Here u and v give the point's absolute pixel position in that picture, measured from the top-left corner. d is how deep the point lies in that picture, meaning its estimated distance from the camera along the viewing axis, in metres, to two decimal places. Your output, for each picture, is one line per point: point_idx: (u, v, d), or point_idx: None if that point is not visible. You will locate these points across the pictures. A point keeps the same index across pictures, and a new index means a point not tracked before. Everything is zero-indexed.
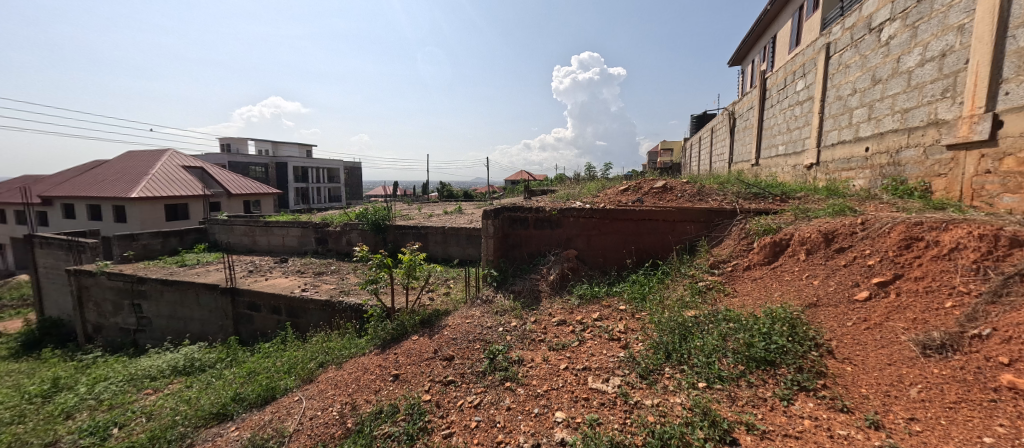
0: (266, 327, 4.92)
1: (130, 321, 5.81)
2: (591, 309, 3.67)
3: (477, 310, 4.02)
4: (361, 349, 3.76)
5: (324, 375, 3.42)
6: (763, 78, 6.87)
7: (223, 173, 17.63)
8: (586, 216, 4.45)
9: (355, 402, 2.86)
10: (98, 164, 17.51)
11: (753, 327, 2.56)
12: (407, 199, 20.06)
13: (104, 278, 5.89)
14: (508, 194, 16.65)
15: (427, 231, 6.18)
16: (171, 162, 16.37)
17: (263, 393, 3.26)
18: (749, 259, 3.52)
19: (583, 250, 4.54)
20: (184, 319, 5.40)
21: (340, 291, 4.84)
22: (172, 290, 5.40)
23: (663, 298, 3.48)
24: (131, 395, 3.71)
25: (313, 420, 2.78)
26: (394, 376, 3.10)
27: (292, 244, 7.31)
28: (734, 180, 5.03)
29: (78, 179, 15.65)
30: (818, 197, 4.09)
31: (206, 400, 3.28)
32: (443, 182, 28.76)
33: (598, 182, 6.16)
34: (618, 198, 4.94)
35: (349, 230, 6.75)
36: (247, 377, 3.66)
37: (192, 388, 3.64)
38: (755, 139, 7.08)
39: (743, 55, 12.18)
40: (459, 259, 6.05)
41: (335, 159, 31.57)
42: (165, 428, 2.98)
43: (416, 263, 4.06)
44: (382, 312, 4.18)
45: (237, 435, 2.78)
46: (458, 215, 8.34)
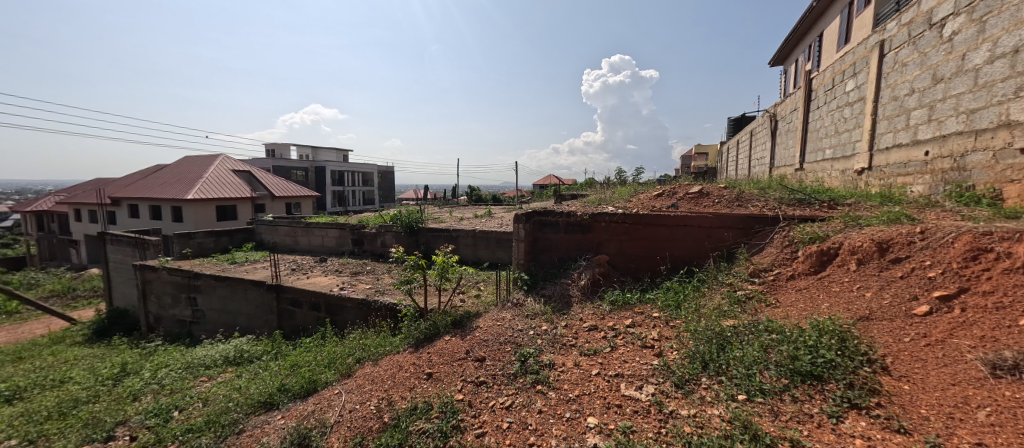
0: (306, 323, 5.16)
1: (187, 313, 6.25)
2: (623, 316, 3.62)
3: (508, 313, 4.04)
4: (395, 347, 3.88)
5: (362, 370, 3.54)
6: (808, 78, 6.55)
7: (266, 176, 18.65)
8: (618, 220, 4.40)
9: (392, 398, 2.94)
10: (158, 168, 18.97)
11: (799, 339, 2.44)
12: (438, 203, 20.48)
13: (165, 273, 6.36)
14: (538, 198, 16.74)
15: (458, 234, 6.30)
16: (221, 165, 17.52)
17: (306, 385, 3.42)
18: (793, 268, 3.36)
19: (614, 255, 4.49)
20: (234, 313, 5.76)
21: (376, 291, 5.01)
22: (223, 285, 5.77)
23: (700, 306, 3.38)
24: (188, 382, 3.99)
25: (352, 413, 2.89)
26: (428, 374, 3.18)
27: (330, 244, 7.63)
28: (777, 186, 4.82)
29: (140, 181, 17.03)
30: (870, 204, 3.86)
31: (255, 390, 3.48)
32: (471, 186, 29.19)
33: (630, 187, 6.07)
34: (652, 203, 4.85)
35: (384, 232, 6.98)
36: (291, 369, 3.85)
37: (241, 377, 3.87)
38: (800, 142, 6.75)
39: (786, 55, 11.67)
40: (489, 262, 6.13)
41: (368, 164, 32.71)
42: (220, 413, 3.19)
43: (449, 264, 4.13)
44: (415, 312, 4.29)
45: (283, 424, 2.93)
46: (488, 218, 8.45)
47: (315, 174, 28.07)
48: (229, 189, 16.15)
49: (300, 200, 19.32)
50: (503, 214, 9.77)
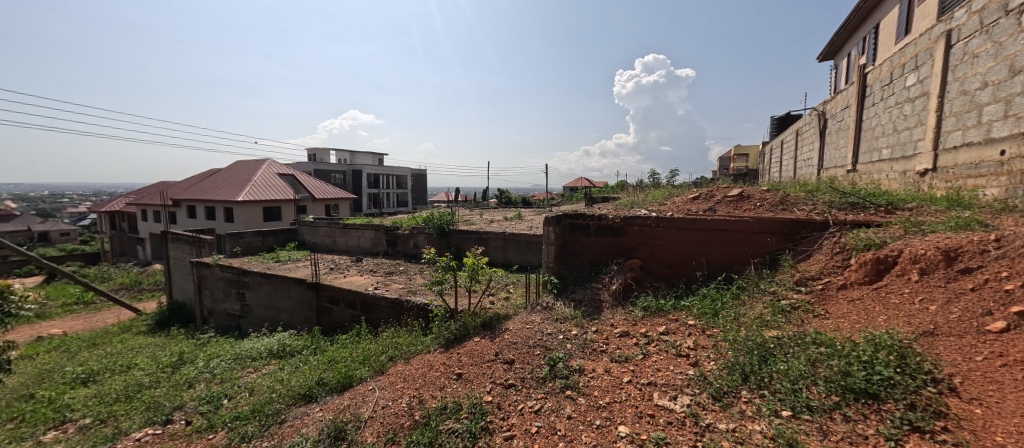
0: (343, 320, 5.37)
1: (236, 307, 6.68)
2: (656, 322, 3.51)
3: (537, 316, 4.03)
4: (426, 346, 3.96)
5: (394, 368, 3.65)
6: (861, 73, 6.11)
7: (308, 179, 19.66)
8: (652, 224, 4.28)
9: (422, 396, 3.00)
10: (211, 171, 20.44)
11: (851, 353, 2.27)
12: (470, 205, 20.79)
13: (217, 269, 6.83)
14: (569, 201, 16.62)
15: (487, 236, 6.36)
16: (268, 169, 18.65)
17: (342, 380, 3.56)
18: (844, 277, 3.13)
19: (647, 260, 4.38)
20: (278, 308, 6.09)
21: (408, 291, 5.14)
22: (268, 282, 6.13)
23: (739, 315, 3.22)
24: (236, 372, 4.26)
25: (385, 409, 2.97)
26: (457, 375, 3.22)
27: (365, 245, 7.91)
28: (826, 188, 4.53)
29: (197, 184, 18.45)
30: (935, 209, 3.54)
31: (296, 382, 3.66)
32: (502, 189, 29.45)
33: (664, 190, 5.90)
34: (687, 207, 4.68)
35: (417, 233, 7.16)
36: (328, 364, 4.02)
37: (283, 370, 4.09)
38: (852, 142, 6.29)
39: (837, 48, 10.93)
40: (518, 265, 6.14)
41: (402, 167, 33.73)
42: (264, 403, 3.37)
43: (479, 266, 4.17)
44: (446, 313, 4.36)
45: (320, 416, 3.06)
46: (517, 221, 8.49)
47: (352, 177, 29.26)
48: (274, 191, 17.16)
49: (338, 202, 20.19)
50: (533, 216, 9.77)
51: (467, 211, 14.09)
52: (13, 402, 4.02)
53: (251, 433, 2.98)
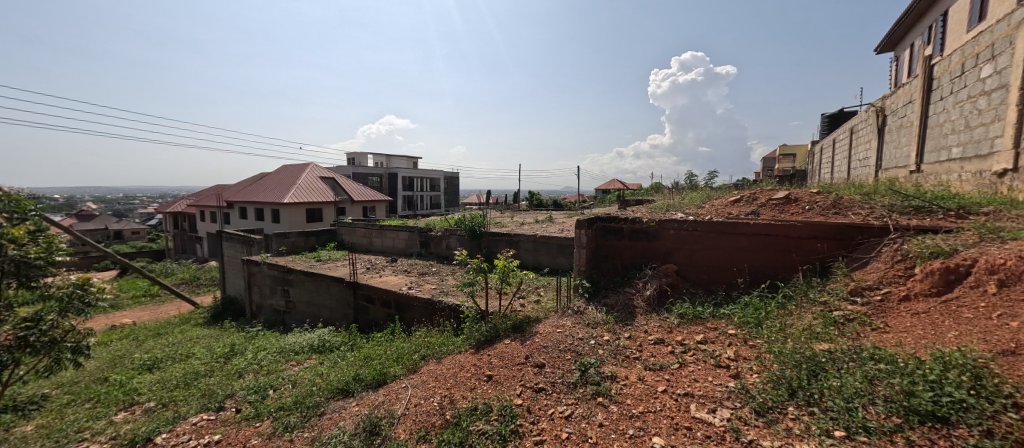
0: (378, 318, 5.56)
1: (281, 303, 7.08)
2: (693, 330, 3.36)
3: (568, 320, 3.98)
4: (458, 347, 4.02)
5: (426, 367, 3.72)
6: (927, 65, 5.58)
7: (347, 182, 20.57)
8: (689, 228, 4.12)
9: (453, 396, 3.05)
10: (260, 175, 21.85)
11: (916, 372, 2.05)
12: (501, 208, 20.94)
13: (265, 267, 7.28)
14: (602, 204, 16.35)
15: (519, 239, 6.38)
16: (311, 172, 19.71)
17: (377, 376, 3.68)
18: (908, 288, 2.86)
19: (683, 265, 4.21)
20: (318, 305, 6.40)
21: (440, 291, 5.24)
22: (310, 280, 6.46)
23: (785, 326, 3.02)
24: (281, 364, 4.51)
25: (417, 407, 3.04)
26: (488, 376, 3.23)
27: (400, 246, 8.16)
28: (886, 191, 4.17)
29: (248, 187, 19.80)
30: (1018, 213, 3.16)
31: (334, 377, 3.82)
32: (533, 191, 29.46)
33: (702, 192, 5.67)
34: (728, 210, 4.47)
35: (449, 235, 7.30)
36: (365, 360, 4.17)
37: (323, 365, 4.28)
38: (916, 140, 5.76)
39: (898, 39, 10.07)
40: (549, 268, 6.10)
41: (435, 170, 34.55)
42: (305, 395, 3.55)
43: (510, 269, 4.18)
44: (477, 314, 4.40)
45: (356, 411, 3.17)
46: (549, 224, 8.45)
47: (388, 180, 30.32)
48: (316, 194, 18.10)
49: (374, 205, 20.96)
50: (564, 219, 9.69)
51: (499, 213, 14.21)
52: (91, 384, 4.47)
53: (293, 424, 3.13)
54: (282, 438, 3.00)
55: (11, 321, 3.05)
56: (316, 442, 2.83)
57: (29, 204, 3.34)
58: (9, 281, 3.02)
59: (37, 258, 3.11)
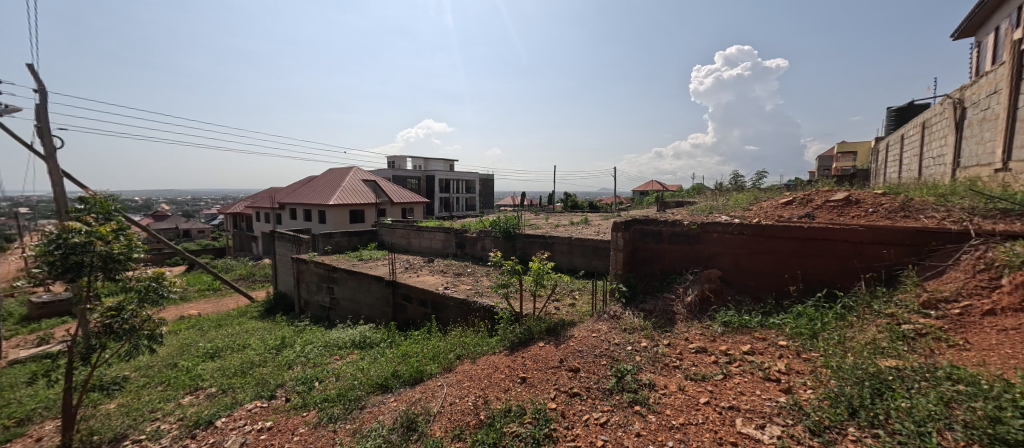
0: (416, 317, 5.72)
1: (326, 300, 7.47)
2: (739, 340, 3.18)
3: (604, 325, 3.90)
4: (492, 347, 4.05)
5: (462, 366, 3.78)
6: (1016, 50, 4.95)
7: (387, 185, 21.40)
8: (734, 231, 3.90)
9: (487, 397, 3.07)
10: (308, 178, 23.20)
11: (1005, 396, 1.80)
12: (536, 210, 20.91)
13: (312, 265, 7.72)
14: (640, 206, 15.91)
15: (553, 241, 6.34)
16: (355, 175, 20.70)
17: (414, 374, 3.79)
18: (993, 301, 2.52)
19: (728, 271, 4.00)
20: (360, 303, 6.69)
21: (475, 292, 5.31)
22: (353, 278, 6.78)
23: (845, 339, 2.77)
24: (326, 358, 4.76)
25: (452, 406, 3.09)
26: (522, 379, 3.23)
27: (437, 246, 8.36)
28: (966, 191, 3.73)
29: (298, 189, 21.11)
30: None
31: (374, 372, 3.97)
32: (567, 193, 29.21)
33: (749, 193, 5.36)
34: (778, 212, 4.19)
35: (484, 236, 7.38)
36: (403, 357, 4.30)
37: (364, 360, 4.47)
38: (1004, 134, 5.12)
39: (980, 24, 9.02)
40: (584, 271, 6.01)
41: (471, 172, 35.14)
42: (348, 389, 3.71)
43: (544, 271, 4.15)
44: (511, 315, 4.42)
45: (395, 406, 3.28)
46: (584, 226, 8.34)
47: (425, 182, 31.23)
48: (358, 196, 18.97)
49: (412, 206, 21.65)
50: (600, 221, 9.52)
51: (533, 215, 14.21)
52: (163, 369, 4.95)
53: (336, 415, 3.29)
54: (327, 428, 3.15)
55: (100, 309, 3.52)
56: (358, 434, 2.95)
57: (113, 205, 3.77)
58: (98, 273, 3.44)
59: (120, 254, 3.49)
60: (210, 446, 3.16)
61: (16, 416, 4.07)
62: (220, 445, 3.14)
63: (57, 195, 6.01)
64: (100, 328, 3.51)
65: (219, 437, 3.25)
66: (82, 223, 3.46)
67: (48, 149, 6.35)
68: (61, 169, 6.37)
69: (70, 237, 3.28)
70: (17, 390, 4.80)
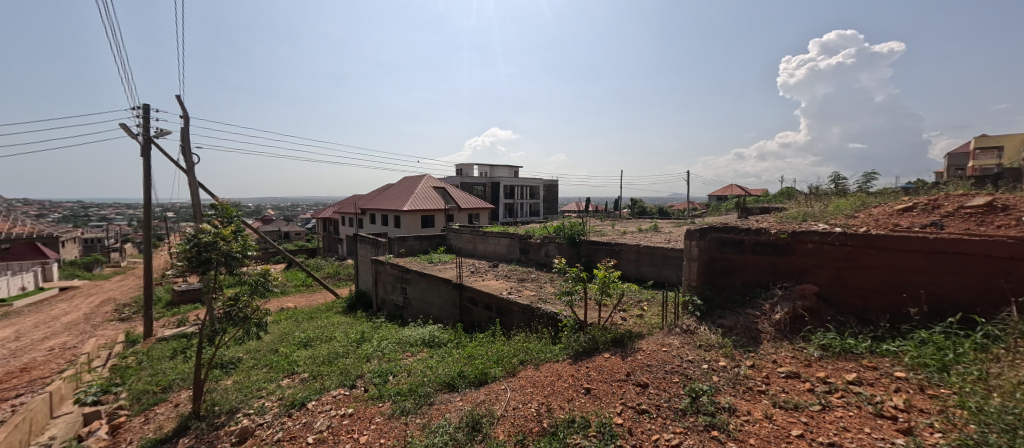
0: (480, 320, 5.89)
1: (400, 299, 8.02)
2: (841, 367, 2.76)
3: (676, 339, 3.65)
4: (556, 355, 4.01)
5: (525, 372, 3.80)
6: None
7: (455, 191, 22.44)
8: (833, 242, 3.42)
9: (551, 405, 3.03)
10: (384, 186, 25.25)
11: None
12: (600, 216, 20.39)
13: (388, 266, 8.35)
14: (718, 212, 14.73)
15: (620, 248, 6.12)
16: (426, 182, 22.04)
17: (479, 375, 3.88)
18: None
19: (827, 287, 3.51)
20: (430, 303, 7.07)
21: (538, 299, 5.31)
22: (423, 280, 7.19)
23: (988, 375, 2.26)
24: (399, 354, 5.10)
25: (515, 411, 3.10)
26: (586, 390, 3.14)
27: (501, 251, 8.53)
28: None
29: (376, 196, 23.05)
30: None
31: (442, 371, 4.15)
32: (634, 199, 28.07)
33: (854, 198, 4.67)
34: (892, 220, 3.58)
35: (548, 242, 7.37)
36: (468, 359, 4.44)
37: (433, 358, 4.71)
38: None
39: None
40: (653, 281, 5.71)
41: (534, 178, 35.42)
42: (418, 385, 3.93)
43: (611, 279, 4.01)
44: (575, 324, 4.34)
45: (460, 406, 3.39)
46: (654, 233, 7.94)
47: (490, 189, 32.17)
48: (428, 202, 20.14)
49: (477, 212, 22.44)
50: (672, 229, 8.99)
51: (598, 221, 13.89)
52: (267, 353, 5.69)
53: (408, 409, 3.49)
54: (399, 420, 3.36)
55: (222, 298, 4.13)
56: (426, 429, 3.10)
57: (234, 211, 4.42)
58: (222, 267, 4.07)
59: (237, 252, 4.09)
60: (302, 425, 3.54)
61: (162, 384, 4.96)
62: (311, 425, 3.51)
63: (194, 202, 7.25)
64: (222, 315, 4.13)
65: (310, 418, 3.63)
66: (213, 225, 4.13)
67: (188, 164, 7.72)
68: (197, 181, 7.68)
69: (203, 237, 3.93)
70: (163, 362, 5.86)
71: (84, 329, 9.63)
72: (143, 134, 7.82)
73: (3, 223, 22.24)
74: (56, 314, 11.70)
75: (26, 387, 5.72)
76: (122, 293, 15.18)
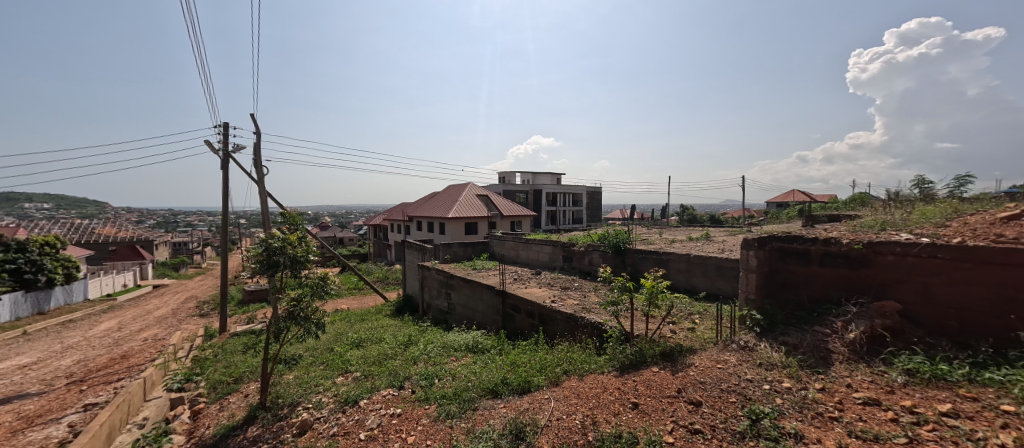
0: (523, 327, 5.89)
1: (444, 304, 8.23)
2: (933, 396, 2.42)
3: (732, 356, 3.42)
4: (600, 366, 3.91)
5: (569, 382, 3.73)
6: None
7: (497, 199, 22.76)
8: (919, 254, 3.05)
9: (596, 418, 2.96)
10: (429, 194, 26.18)
11: None
12: (647, 224, 19.67)
13: (433, 272, 8.61)
14: (780, 220, 13.66)
15: (668, 257, 5.89)
16: (470, 190, 22.57)
17: (522, 383, 3.88)
18: None
19: (913, 305, 3.13)
20: (473, 309, 7.19)
21: (583, 308, 5.20)
22: (467, 286, 7.34)
23: None
24: (444, 358, 5.22)
25: (560, 422, 3.05)
26: (634, 404, 3.02)
27: (544, 259, 8.50)
28: None
29: (422, 204, 23.97)
30: None
31: (485, 377, 4.19)
32: (683, 206, 26.86)
33: (946, 204, 4.13)
34: (994, 230, 3.11)
35: (592, 251, 7.25)
36: (511, 366, 4.46)
37: (476, 363, 4.78)
38: None
39: None
40: (706, 292, 5.41)
41: (577, 185, 35.06)
42: (462, 389, 3.99)
43: (659, 290, 3.85)
44: (621, 335, 4.21)
45: (504, 413, 3.39)
46: (706, 242, 7.54)
47: (532, 196, 32.30)
48: (471, 210, 20.58)
49: (519, 219, 22.61)
50: (726, 237, 8.49)
51: (646, 229, 13.44)
52: (324, 351, 6.08)
53: (453, 412, 3.56)
54: (444, 423, 3.43)
55: (286, 298, 4.44)
56: (471, 434, 3.14)
57: (299, 219, 4.80)
58: (287, 270, 4.45)
59: (301, 256, 4.45)
60: (355, 422, 3.73)
61: (235, 375, 5.45)
62: (363, 423, 3.68)
63: (263, 211, 7.95)
64: (286, 314, 4.47)
65: (362, 415, 3.81)
66: (281, 232, 4.53)
67: (259, 176, 8.50)
68: (266, 191, 8.43)
69: (273, 242, 4.34)
70: (235, 355, 6.44)
71: (171, 322, 10.85)
72: (223, 149, 8.75)
73: (112, 229, 25.81)
74: (149, 309, 13.30)
75: (126, 372, 6.54)
76: (202, 292, 16.95)
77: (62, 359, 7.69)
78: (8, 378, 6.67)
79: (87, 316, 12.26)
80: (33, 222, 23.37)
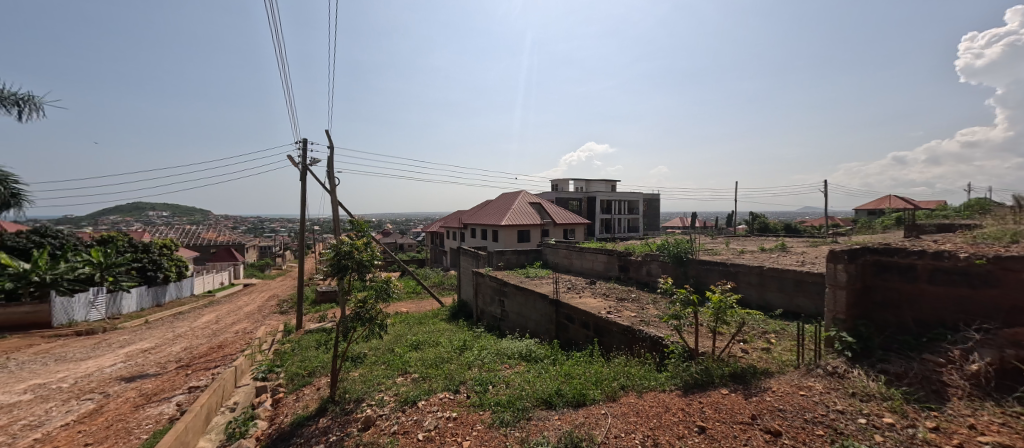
0: (578, 338, 5.76)
1: (498, 311, 8.32)
2: None
3: (818, 383, 3.05)
4: (661, 384, 3.69)
5: (627, 398, 3.57)
6: None
7: (550, 206, 22.68)
8: None
9: (658, 439, 2.79)
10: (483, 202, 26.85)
11: None
12: (713, 233, 18.34)
13: (487, 279, 8.75)
14: (875, 230, 12.04)
15: (737, 270, 5.45)
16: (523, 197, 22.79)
17: (577, 396, 3.79)
18: None
19: None
20: (526, 317, 7.19)
21: (641, 321, 4.99)
22: (520, 294, 7.37)
23: None
24: (497, 364, 5.28)
25: (618, 439, 2.92)
26: (700, 428, 2.80)
27: (599, 268, 8.30)
28: None
29: (476, 212, 24.64)
30: None
31: (538, 386, 4.16)
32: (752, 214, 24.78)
33: None
34: None
35: (650, 260, 6.95)
36: (565, 376, 4.39)
37: (530, 372, 4.77)
38: None
39: None
40: (783, 310, 4.91)
41: (633, 192, 33.89)
42: (516, 397, 3.99)
43: (727, 305, 3.55)
44: (684, 352, 3.96)
45: (558, 425, 3.33)
46: (783, 253, 6.88)
47: (586, 204, 31.78)
48: (524, 218, 20.73)
49: (572, 227, 22.31)
50: (806, 249, 7.68)
51: (711, 239, 12.57)
52: (386, 351, 6.45)
53: (507, 420, 3.56)
54: (498, 431, 3.44)
55: (354, 300, 4.78)
56: (525, 443, 3.12)
57: (365, 226, 5.13)
58: (354, 273, 4.78)
59: (367, 261, 4.76)
60: (413, 422, 3.88)
61: (309, 369, 5.95)
62: (421, 423, 3.82)
63: (334, 218, 8.66)
64: (353, 314, 4.79)
65: (420, 416, 3.96)
66: (349, 237, 4.90)
67: (331, 185, 9.29)
68: (337, 200, 9.17)
69: (343, 248, 4.70)
70: (309, 350, 7.05)
71: (258, 318, 12.19)
72: (302, 162, 9.69)
73: (213, 234, 29.77)
74: (240, 305, 15.06)
75: (222, 360, 7.44)
76: (282, 291, 18.91)
77: (172, 346, 8.95)
78: (133, 360, 7.90)
79: (193, 309, 14.18)
80: (156, 227, 27.78)
